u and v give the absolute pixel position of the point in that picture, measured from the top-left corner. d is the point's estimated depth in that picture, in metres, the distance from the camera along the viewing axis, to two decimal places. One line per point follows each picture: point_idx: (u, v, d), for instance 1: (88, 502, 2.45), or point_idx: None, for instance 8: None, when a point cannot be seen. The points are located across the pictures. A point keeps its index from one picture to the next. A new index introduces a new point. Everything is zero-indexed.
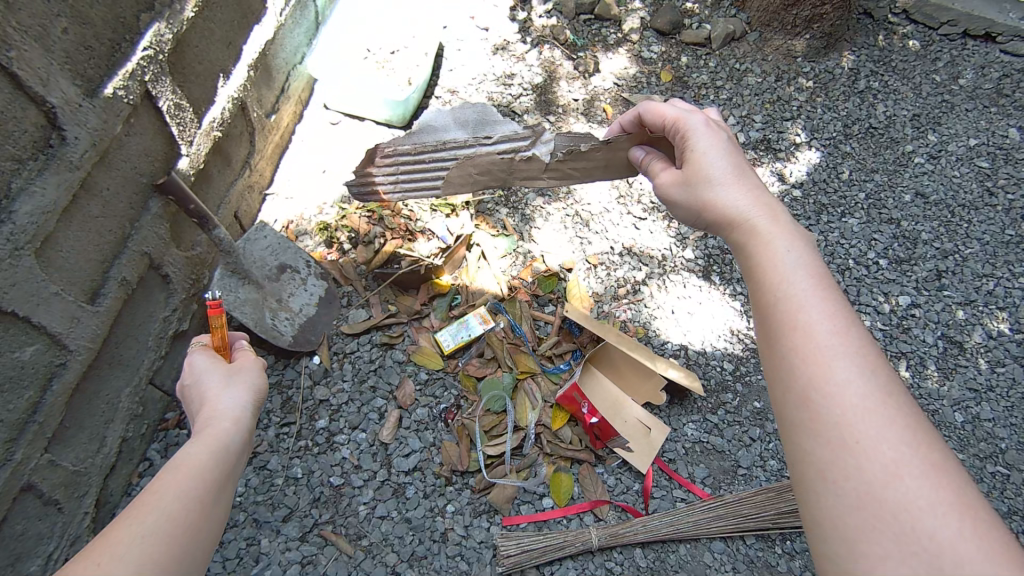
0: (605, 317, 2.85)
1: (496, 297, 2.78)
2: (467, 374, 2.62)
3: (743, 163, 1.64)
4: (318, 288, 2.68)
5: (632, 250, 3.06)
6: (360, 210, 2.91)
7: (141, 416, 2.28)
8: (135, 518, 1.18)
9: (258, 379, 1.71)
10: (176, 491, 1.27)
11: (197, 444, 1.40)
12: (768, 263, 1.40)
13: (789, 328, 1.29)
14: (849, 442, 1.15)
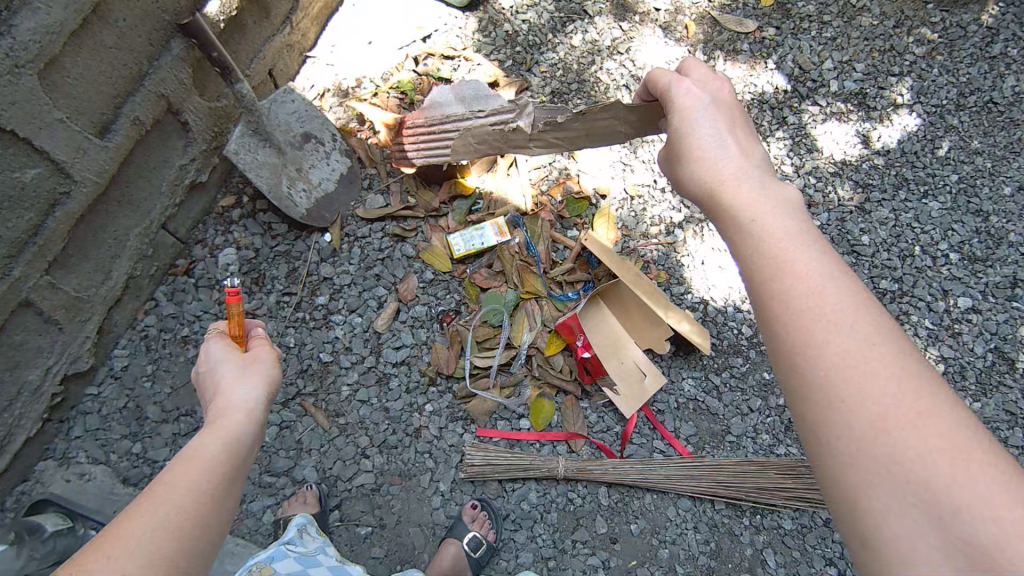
0: (628, 253, 2.69)
1: (518, 210, 2.65)
2: (471, 281, 2.55)
3: (728, 115, 1.42)
4: (340, 165, 2.63)
5: (676, 188, 2.83)
6: (395, 91, 2.80)
7: (151, 258, 2.36)
8: (146, 514, 1.08)
9: (275, 371, 1.53)
10: (185, 485, 1.16)
11: (207, 434, 1.28)
12: (738, 239, 1.19)
13: (764, 300, 1.10)
14: (835, 402, 0.98)
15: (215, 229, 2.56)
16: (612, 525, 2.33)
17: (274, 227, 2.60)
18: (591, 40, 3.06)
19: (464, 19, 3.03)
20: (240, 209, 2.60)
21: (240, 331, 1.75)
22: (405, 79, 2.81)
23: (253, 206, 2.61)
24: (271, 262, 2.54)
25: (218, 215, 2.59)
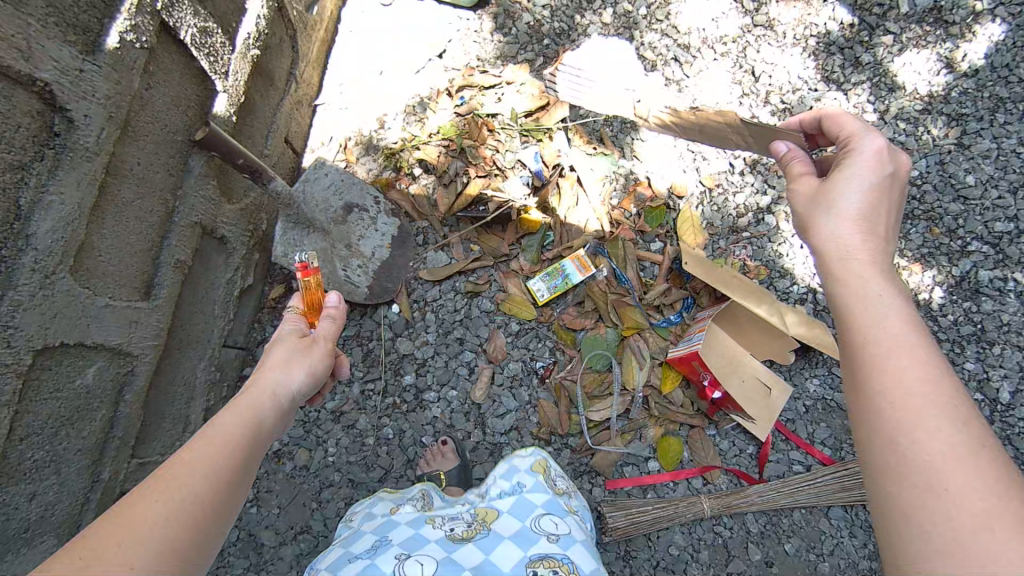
0: (721, 256, 2.41)
1: (596, 236, 2.37)
2: (563, 325, 2.29)
3: (885, 201, 1.29)
4: (390, 228, 2.34)
5: (755, 166, 2.52)
6: (434, 138, 2.46)
7: (221, 381, 2.14)
8: (164, 494, 0.98)
9: (317, 361, 1.44)
10: (202, 466, 1.05)
11: (230, 415, 1.18)
12: (858, 305, 1.12)
13: (873, 376, 1.02)
14: (938, 487, 0.87)
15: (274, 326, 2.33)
16: (765, 550, 2.10)
17: None
18: (624, 13, 2.70)
19: (475, 20, 2.67)
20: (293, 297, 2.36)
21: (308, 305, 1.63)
22: (446, 123, 2.47)
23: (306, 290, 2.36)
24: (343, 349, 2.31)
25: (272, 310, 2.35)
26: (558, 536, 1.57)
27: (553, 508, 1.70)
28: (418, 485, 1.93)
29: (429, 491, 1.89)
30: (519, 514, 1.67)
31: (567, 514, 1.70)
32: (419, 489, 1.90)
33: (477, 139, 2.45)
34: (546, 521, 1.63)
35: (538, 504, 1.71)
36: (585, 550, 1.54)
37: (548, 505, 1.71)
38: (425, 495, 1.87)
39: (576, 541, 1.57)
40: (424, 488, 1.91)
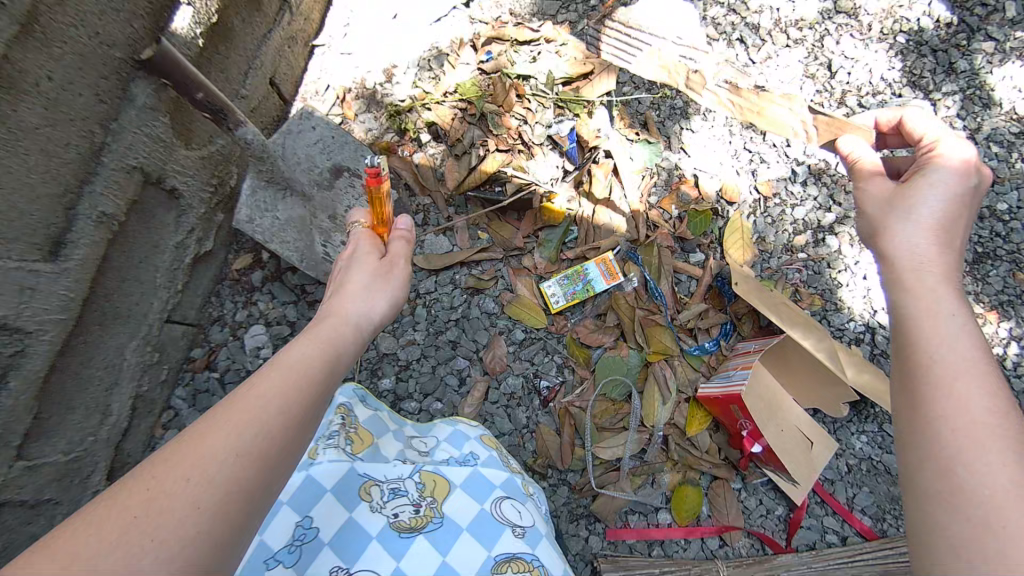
0: (771, 277, 2.04)
1: (628, 238, 1.97)
2: (576, 339, 1.93)
3: (962, 214, 1.13)
4: (386, 200, 1.95)
5: (821, 175, 2.15)
6: (450, 98, 2.08)
7: (160, 362, 1.82)
8: (232, 424, 0.82)
9: (397, 292, 1.28)
10: (274, 397, 0.88)
11: (305, 343, 1.02)
12: (931, 320, 0.98)
13: (929, 396, 0.91)
14: (995, 523, 0.78)
15: (235, 303, 2.02)
16: None
17: (309, 291, 2.03)
18: None
19: None
20: (260, 271, 2.04)
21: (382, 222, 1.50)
22: (466, 82, 2.10)
23: (278, 264, 2.05)
24: None
25: (235, 283, 2.02)
26: (525, 530, 1.28)
27: (513, 491, 1.39)
28: (346, 405, 1.49)
29: (359, 417, 1.48)
30: (474, 489, 1.33)
31: (528, 500, 1.41)
32: (346, 412, 1.47)
33: (503, 106, 2.09)
34: (508, 507, 1.33)
35: (495, 481, 1.38)
36: (553, 551, 1.29)
37: (508, 487, 1.39)
38: (356, 423, 1.45)
39: (543, 536, 1.31)
40: (354, 412, 1.48)
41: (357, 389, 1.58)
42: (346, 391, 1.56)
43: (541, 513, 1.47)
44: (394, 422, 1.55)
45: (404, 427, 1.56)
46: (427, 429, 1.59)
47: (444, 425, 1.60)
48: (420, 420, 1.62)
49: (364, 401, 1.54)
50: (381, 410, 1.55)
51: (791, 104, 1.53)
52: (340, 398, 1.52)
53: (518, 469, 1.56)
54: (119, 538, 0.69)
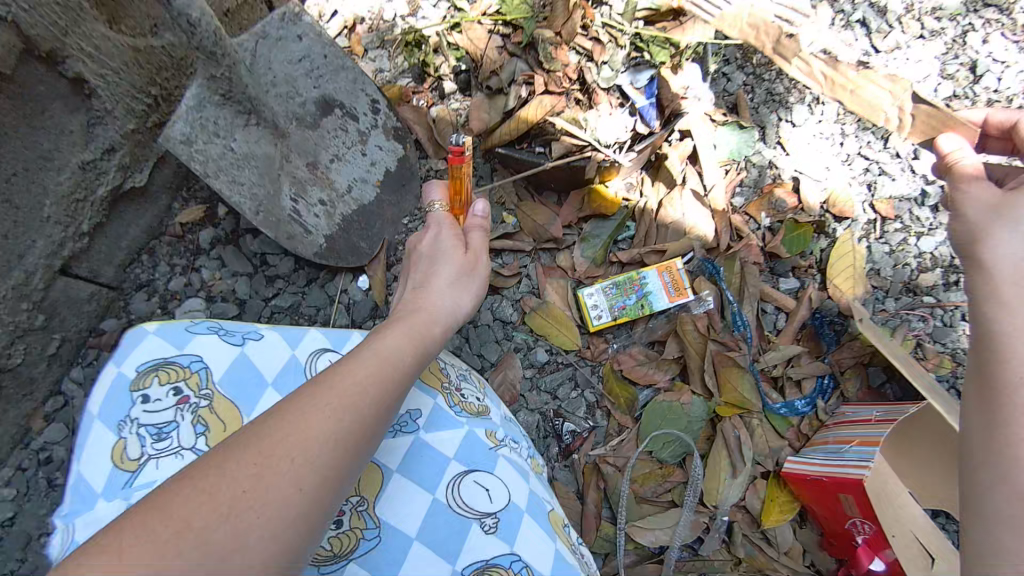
0: (885, 324, 1.52)
1: (703, 245, 1.46)
2: (617, 370, 1.41)
3: None
4: (387, 157, 1.48)
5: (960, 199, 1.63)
6: (490, 15, 1.58)
7: (54, 329, 1.37)
8: (332, 408, 0.71)
9: (485, 284, 1.05)
10: (371, 384, 0.76)
11: (397, 331, 0.87)
12: (1017, 339, 0.78)
13: (989, 408, 0.75)
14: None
15: (172, 267, 1.53)
16: None
17: (271, 262, 1.54)
18: None
19: None
20: (211, 229, 1.55)
21: (459, 201, 1.14)
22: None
23: (237, 223, 1.55)
24: (264, 327, 1.51)
25: (177, 242, 1.54)
26: (497, 517, 0.95)
27: (475, 456, 1.03)
28: (169, 377, 1.02)
29: (203, 388, 1.03)
30: (422, 472, 0.98)
31: (495, 456, 1.04)
32: (173, 392, 1.01)
33: (561, 35, 1.53)
34: (469, 485, 0.98)
35: (446, 449, 1.02)
36: (541, 526, 0.97)
37: (466, 450, 1.03)
38: (196, 403, 1.01)
39: (524, 509, 0.98)
40: (190, 387, 1.02)
41: (188, 330, 1.07)
42: (160, 346, 1.04)
43: (520, 461, 1.10)
44: (263, 363, 1.08)
45: (279, 361, 1.09)
46: (307, 357, 1.11)
47: (332, 356, 1.13)
48: (293, 335, 1.13)
49: (202, 354, 1.05)
50: (236, 352, 1.07)
51: (897, 90, 1.08)
52: (156, 368, 1.02)
53: (472, 397, 1.16)
54: (231, 510, 0.61)
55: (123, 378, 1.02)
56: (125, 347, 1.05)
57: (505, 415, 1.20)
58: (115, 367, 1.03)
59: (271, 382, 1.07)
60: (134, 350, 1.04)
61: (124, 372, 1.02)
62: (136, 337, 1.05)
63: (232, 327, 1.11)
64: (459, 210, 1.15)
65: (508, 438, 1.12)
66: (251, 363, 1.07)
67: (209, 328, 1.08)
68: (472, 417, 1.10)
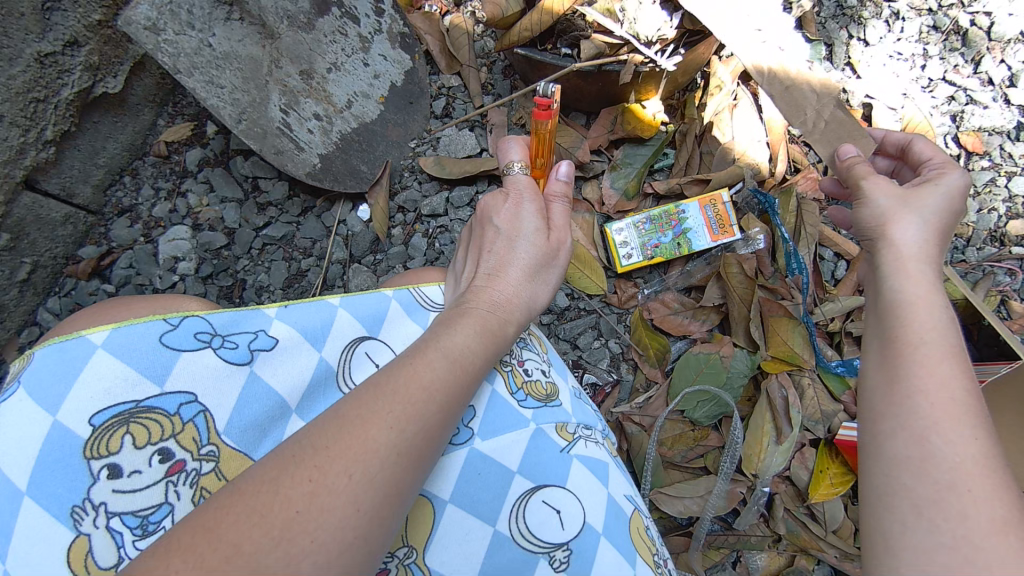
0: (965, 276, 1.30)
1: (755, 176, 1.26)
2: (647, 319, 1.23)
3: (950, 232, 0.70)
4: (393, 69, 1.32)
5: None
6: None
7: (20, 252, 1.21)
8: (395, 414, 0.60)
9: (565, 273, 0.88)
10: (438, 390, 0.65)
11: (467, 322, 0.74)
12: (921, 310, 0.62)
13: (892, 361, 0.61)
14: (961, 481, 0.53)
15: (156, 191, 1.35)
16: None
17: (263, 188, 1.36)
18: None
19: None
20: (199, 149, 1.37)
21: (542, 162, 0.91)
22: None
23: (227, 143, 1.37)
24: (255, 261, 1.34)
25: (161, 162, 1.36)
26: (569, 548, 0.77)
27: (543, 465, 0.82)
28: (147, 436, 0.72)
29: (203, 444, 0.75)
30: (476, 493, 0.79)
31: (568, 459, 0.83)
32: (159, 457, 0.73)
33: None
34: (538, 508, 0.79)
35: (509, 460, 0.81)
36: (620, 549, 0.78)
37: (534, 460, 0.82)
38: (194, 470, 0.74)
39: (602, 536, 0.78)
40: (183, 448, 0.74)
41: (164, 343, 0.75)
42: (125, 380, 0.72)
43: (603, 458, 0.86)
44: (280, 379, 0.81)
45: (304, 370, 0.83)
46: (337, 359, 0.85)
47: (366, 348, 0.87)
48: (315, 330, 0.84)
49: (193, 387, 0.76)
50: (243, 373, 0.79)
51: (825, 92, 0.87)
52: (126, 420, 0.72)
53: (539, 371, 0.90)
54: (282, 534, 0.51)
55: (69, 435, 0.69)
56: (59, 377, 0.70)
57: (575, 389, 0.94)
58: (48, 415, 0.69)
59: (296, 409, 0.82)
60: (76, 383, 0.70)
61: (71, 426, 0.69)
62: (79, 355, 0.71)
63: (228, 330, 0.79)
64: (540, 172, 0.93)
65: (582, 425, 0.88)
66: (265, 383, 0.80)
67: (199, 339, 0.77)
68: (541, 405, 0.86)
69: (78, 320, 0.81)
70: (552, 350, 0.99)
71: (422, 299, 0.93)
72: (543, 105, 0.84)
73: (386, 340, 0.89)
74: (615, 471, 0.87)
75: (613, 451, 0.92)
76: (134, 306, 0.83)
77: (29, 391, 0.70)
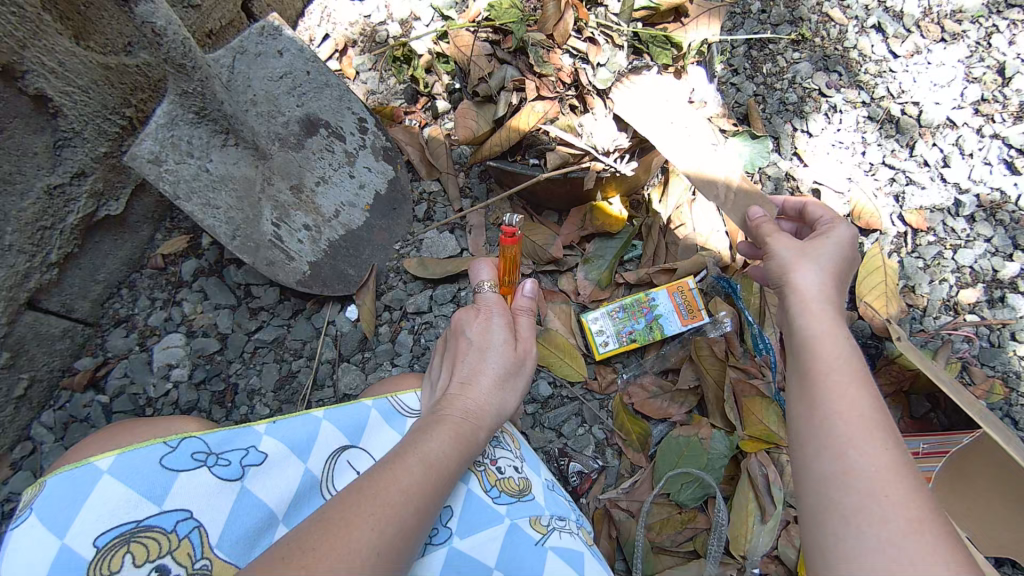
0: (925, 345, 1.37)
1: (718, 262, 1.35)
2: (627, 404, 1.27)
3: (846, 279, 0.81)
4: (377, 179, 1.41)
5: (1002, 204, 1.49)
6: (481, 24, 1.37)
7: (20, 370, 1.25)
8: (376, 516, 0.64)
9: (531, 381, 0.95)
10: (416, 493, 0.69)
11: (443, 428, 0.79)
12: (829, 342, 0.70)
13: (806, 391, 0.69)
14: (879, 487, 0.59)
15: (152, 301, 1.41)
16: None
17: (255, 294, 1.43)
18: None
19: None
20: (194, 260, 1.44)
21: (509, 279, 1.02)
22: None
23: (221, 253, 1.45)
24: (247, 364, 1.39)
25: (158, 274, 1.43)
26: None
27: (520, 558, 0.84)
28: (146, 554, 0.75)
29: (198, 559, 0.77)
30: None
31: (544, 551, 0.85)
32: (156, 574, 0.74)
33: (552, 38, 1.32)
34: None
35: (487, 556, 0.84)
36: None
37: (511, 554, 0.84)
38: None
39: None
40: (179, 563, 0.76)
41: (165, 465, 0.79)
42: (127, 502, 0.75)
43: (578, 548, 0.88)
44: (269, 492, 0.84)
45: (290, 482, 0.86)
46: (321, 469, 0.89)
47: (349, 457, 0.91)
48: (299, 442, 0.88)
49: (189, 503, 0.79)
50: (235, 488, 0.82)
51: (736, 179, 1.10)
52: (127, 539, 0.74)
53: (512, 468, 0.94)
54: None
55: (75, 557, 0.72)
56: (68, 502, 0.74)
57: (549, 481, 0.99)
58: (56, 539, 0.72)
59: (283, 520, 0.85)
60: (82, 507, 0.74)
61: (77, 548, 0.72)
62: (84, 480, 0.75)
63: (221, 448, 0.84)
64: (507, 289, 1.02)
65: (556, 517, 0.92)
66: (255, 497, 0.83)
67: (195, 459, 0.82)
68: (514, 500, 0.90)
69: (85, 446, 0.86)
70: (526, 445, 1.04)
71: (400, 407, 0.97)
72: (511, 236, 0.95)
73: (367, 448, 0.92)
74: (592, 560, 0.87)
75: (590, 541, 0.94)
76: (135, 432, 0.87)
77: (41, 517, 0.73)
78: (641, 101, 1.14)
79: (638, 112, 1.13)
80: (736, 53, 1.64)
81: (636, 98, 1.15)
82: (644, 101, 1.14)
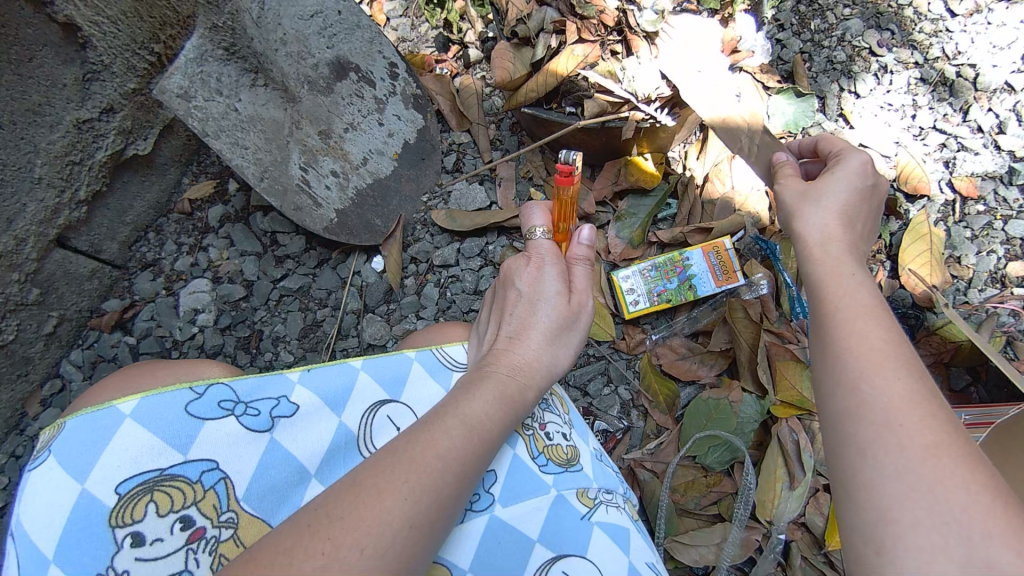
0: (969, 318, 1.32)
1: (756, 223, 1.30)
2: (655, 365, 1.25)
3: (862, 217, 0.78)
4: (406, 128, 1.38)
5: None
6: None
7: (51, 306, 1.26)
8: (411, 485, 0.62)
9: (588, 335, 0.92)
10: (455, 459, 0.67)
11: (487, 388, 0.77)
12: (834, 282, 0.69)
13: (820, 332, 0.67)
14: (895, 417, 0.56)
15: (179, 246, 1.41)
16: None
17: (281, 242, 1.41)
18: None
19: None
20: (221, 206, 1.43)
21: (564, 226, 0.96)
22: None
23: (247, 200, 1.43)
24: (272, 312, 1.38)
25: (185, 219, 1.42)
26: None
27: (565, 533, 0.83)
28: (170, 504, 0.75)
29: (223, 511, 0.77)
30: (495, 560, 0.79)
31: (590, 525, 0.84)
32: (180, 525, 0.74)
33: None
34: None
35: (530, 528, 0.82)
36: None
37: (555, 527, 0.83)
38: (214, 536, 0.76)
39: None
40: (203, 515, 0.76)
41: (189, 412, 0.78)
42: (150, 450, 0.75)
43: (622, 526, 0.87)
44: (300, 446, 0.83)
45: (323, 437, 0.85)
46: (357, 424, 0.87)
47: (389, 411, 0.89)
48: (333, 396, 0.87)
49: (214, 454, 0.78)
50: (264, 440, 0.81)
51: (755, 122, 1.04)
52: (150, 488, 0.74)
53: (561, 435, 0.92)
54: None
55: (96, 504, 0.72)
56: (88, 447, 0.73)
57: (596, 451, 0.96)
58: (75, 484, 0.71)
59: (315, 474, 0.84)
60: (103, 453, 0.73)
61: (97, 495, 0.72)
62: (106, 425, 0.74)
63: (250, 397, 0.82)
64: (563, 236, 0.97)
65: (604, 490, 0.90)
66: (285, 449, 0.82)
67: (222, 408, 0.80)
68: (562, 470, 0.88)
69: (103, 389, 0.85)
70: (574, 410, 1.02)
71: (446, 360, 0.95)
72: (568, 174, 0.87)
73: (409, 403, 0.90)
74: (636, 537, 0.88)
75: (635, 516, 0.93)
76: (157, 374, 0.87)
77: (59, 460, 0.72)
78: (678, 48, 1.13)
79: (671, 58, 1.12)
80: (784, 7, 1.56)
81: (671, 45, 1.14)
82: (680, 48, 1.13)
